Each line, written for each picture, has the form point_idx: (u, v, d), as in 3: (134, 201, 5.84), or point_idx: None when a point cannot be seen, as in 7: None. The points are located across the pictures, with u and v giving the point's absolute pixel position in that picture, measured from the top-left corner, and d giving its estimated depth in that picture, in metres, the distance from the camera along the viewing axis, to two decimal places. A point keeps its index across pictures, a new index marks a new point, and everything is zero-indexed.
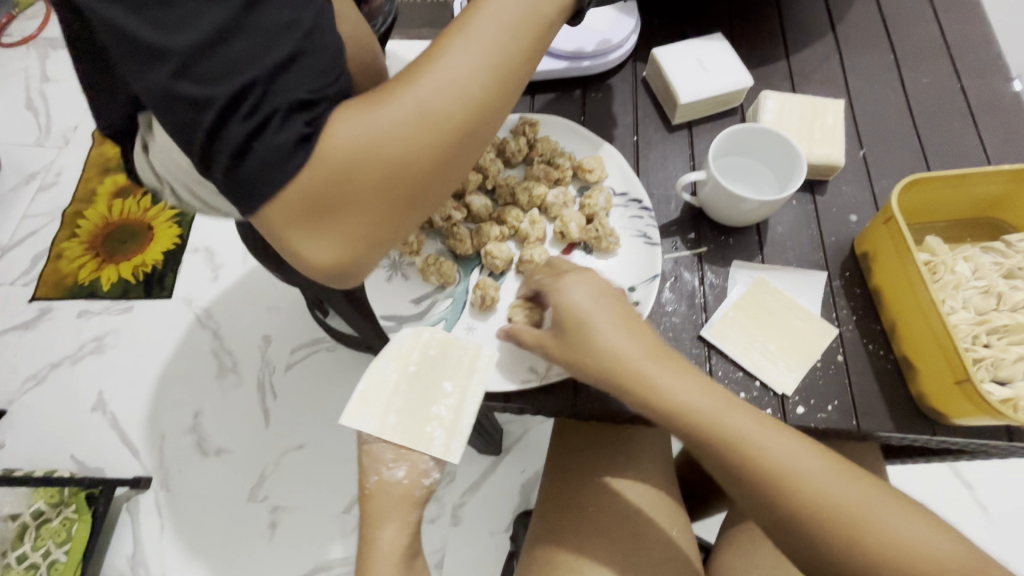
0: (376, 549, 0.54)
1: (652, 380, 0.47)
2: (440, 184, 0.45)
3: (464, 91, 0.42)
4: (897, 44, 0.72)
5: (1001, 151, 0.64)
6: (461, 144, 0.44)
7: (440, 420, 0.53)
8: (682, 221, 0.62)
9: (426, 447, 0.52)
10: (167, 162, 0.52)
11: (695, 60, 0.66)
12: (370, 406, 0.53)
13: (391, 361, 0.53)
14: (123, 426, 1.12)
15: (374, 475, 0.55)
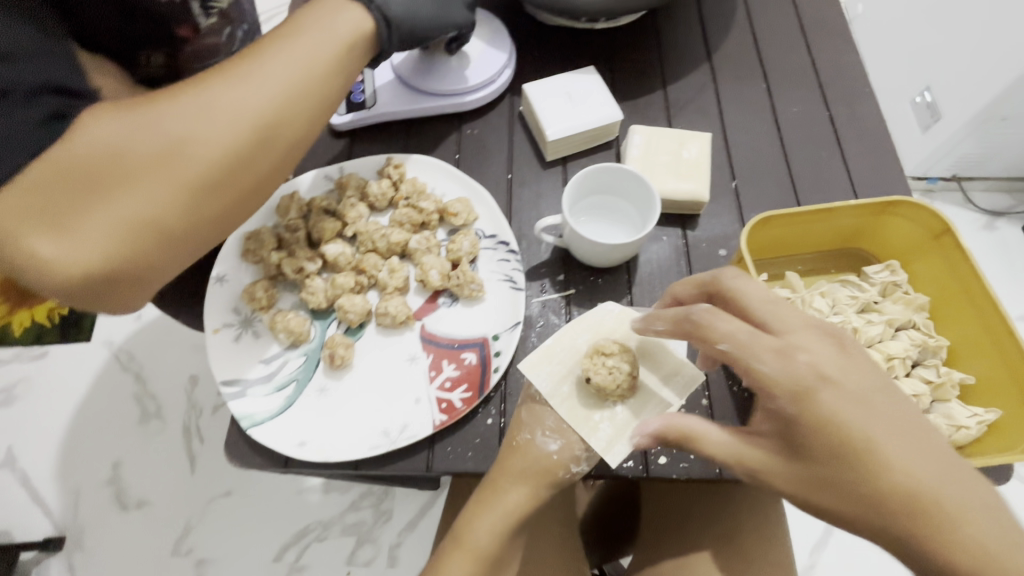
0: (478, 522, 0.49)
1: (862, 433, 0.35)
2: (223, 185, 0.44)
3: (253, 96, 0.44)
4: (770, 73, 0.72)
5: (867, 180, 0.65)
6: (248, 144, 0.44)
7: (623, 404, 0.47)
8: (551, 263, 0.60)
9: (586, 432, 0.46)
10: None
11: (564, 95, 0.65)
12: (551, 366, 0.49)
13: (589, 331, 0.49)
14: (32, 483, 1.17)
15: (529, 433, 0.50)
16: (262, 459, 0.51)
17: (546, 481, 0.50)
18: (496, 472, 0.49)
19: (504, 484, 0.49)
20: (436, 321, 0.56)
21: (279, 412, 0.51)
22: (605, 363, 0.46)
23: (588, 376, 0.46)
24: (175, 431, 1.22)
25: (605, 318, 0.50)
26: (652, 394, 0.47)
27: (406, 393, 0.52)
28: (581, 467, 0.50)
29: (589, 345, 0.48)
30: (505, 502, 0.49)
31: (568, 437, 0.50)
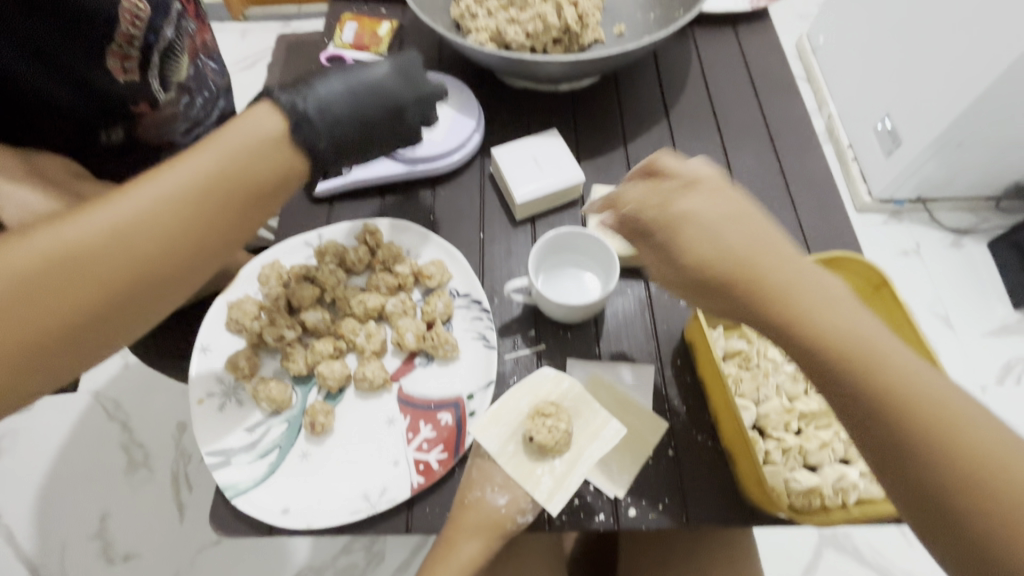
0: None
1: (843, 327, 0.37)
2: (61, 350, 0.37)
3: (113, 238, 0.38)
4: (724, 127, 0.76)
5: (818, 228, 0.69)
6: (94, 300, 0.38)
7: (562, 458, 0.48)
8: (522, 319, 0.63)
9: (530, 488, 0.48)
10: None
11: (530, 158, 0.69)
12: (497, 426, 0.50)
13: (529, 392, 0.51)
14: (18, 539, 1.17)
15: (479, 490, 0.51)
16: (246, 528, 0.52)
17: (498, 534, 0.51)
18: (449, 529, 0.51)
19: (458, 539, 0.51)
20: (413, 382, 0.59)
21: (262, 480, 0.53)
22: (545, 423, 0.48)
23: (530, 435, 0.48)
24: (164, 480, 1.22)
25: (544, 377, 0.52)
26: (589, 445, 0.49)
27: (384, 455, 0.55)
28: (529, 517, 0.52)
29: (530, 406, 0.50)
30: (460, 557, 0.50)
31: (515, 493, 0.51)
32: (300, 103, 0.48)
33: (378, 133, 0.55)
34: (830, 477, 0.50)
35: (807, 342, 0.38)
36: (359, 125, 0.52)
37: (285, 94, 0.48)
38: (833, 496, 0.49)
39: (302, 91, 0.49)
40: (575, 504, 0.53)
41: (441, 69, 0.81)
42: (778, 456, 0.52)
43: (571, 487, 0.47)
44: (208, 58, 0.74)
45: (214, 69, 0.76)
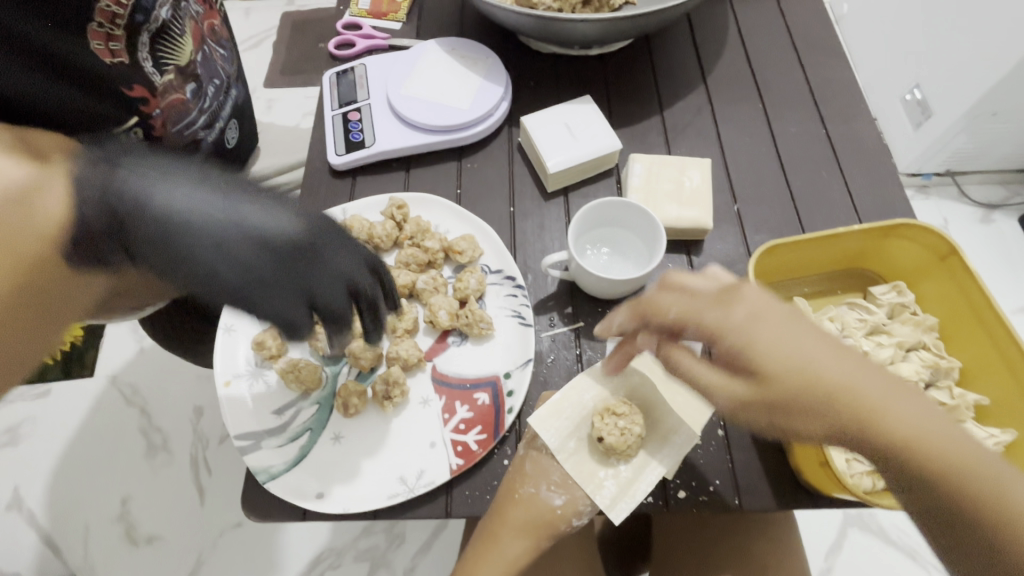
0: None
1: (845, 386, 0.37)
2: None
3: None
4: (765, 91, 0.72)
5: (868, 197, 0.65)
6: None
7: (628, 462, 0.49)
8: (559, 295, 0.60)
9: (592, 490, 0.48)
10: None
11: (562, 126, 0.66)
12: (559, 422, 0.50)
13: (596, 387, 0.51)
14: (41, 522, 1.17)
15: (533, 487, 0.48)
16: (280, 512, 0.50)
17: (547, 533, 0.49)
18: (495, 526, 0.49)
19: (505, 537, 0.48)
20: (448, 361, 0.57)
21: (295, 463, 0.51)
22: (618, 424, 0.48)
23: (601, 434, 0.48)
24: (183, 463, 1.23)
25: (612, 373, 0.52)
26: (658, 452, 0.49)
27: (421, 437, 0.52)
28: (583, 520, 0.49)
29: (598, 403, 0.50)
30: (505, 555, 0.48)
31: (573, 493, 0.49)
32: (121, 175, 0.37)
33: (227, 273, 0.40)
34: None
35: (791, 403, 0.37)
36: (205, 250, 0.39)
37: (119, 159, 0.38)
38: None
39: (134, 174, 0.37)
40: None
41: (463, 35, 0.77)
42: None
43: (637, 495, 0.48)
44: (217, 43, 0.73)
45: (223, 56, 0.76)
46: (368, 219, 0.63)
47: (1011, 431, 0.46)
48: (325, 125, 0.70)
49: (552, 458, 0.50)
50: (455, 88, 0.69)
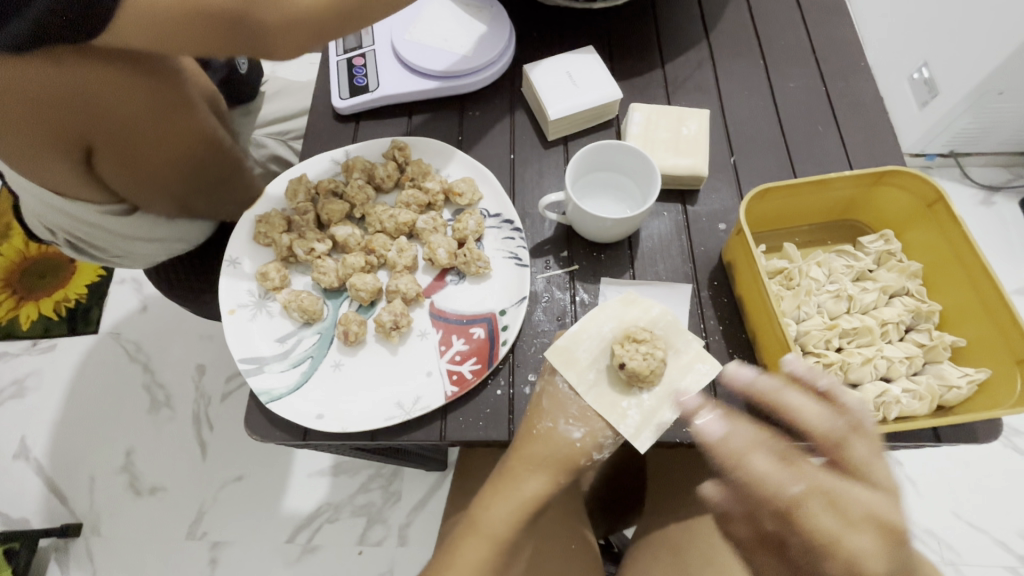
0: (495, 508, 0.51)
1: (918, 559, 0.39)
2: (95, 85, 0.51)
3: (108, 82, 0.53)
4: (767, 49, 0.72)
5: (865, 154, 0.66)
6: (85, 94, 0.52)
7: (651, 391, 0.50)
8: (555, 240, 0.62)
9: (616, 421, 0.50)
10: (66, 216, 0.61)
11: (565, 74, 0.66)
12: (581, 352, 0.52)
13: (615, 320, 0.53)
14: (46, 471, 1.21)
15: (551, 422, 0.51)
16: (280, 433, 0.52)
17: (567, 467, 0.51)
18: (514, 461, 0.51)
19: (524, 473, 0.51)
20: (445, 298, 0.58)
21: (296, 387, 0.53)
22: (638, 350, 0.49)
23: (622, 360, 0.49)
24: (186, 419, 1.26)
25: (631, 307, 0.54)
26: (682, 380, 0.51)
27: (417, 367, 0.54)
28: (603, 454, 0.51)
29: (618, 333, 0.52)
30: (522, 492, 0.51)
31: (592, 426, 0.51)
32: None
33: None
34: (871, 393, 0.49)
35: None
36: None
37: None
38: (874, 411, 0.48)
39: None
40: None
41: None
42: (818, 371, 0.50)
43: (660, 424, 0.49)
44: None
45: None
46: (370, 160, 0.64)
47: (984, 370, 0.48)
48: (329, 70, 0.70)
49: (570, 394, 0.51)
50: (459, 35, 0.70)
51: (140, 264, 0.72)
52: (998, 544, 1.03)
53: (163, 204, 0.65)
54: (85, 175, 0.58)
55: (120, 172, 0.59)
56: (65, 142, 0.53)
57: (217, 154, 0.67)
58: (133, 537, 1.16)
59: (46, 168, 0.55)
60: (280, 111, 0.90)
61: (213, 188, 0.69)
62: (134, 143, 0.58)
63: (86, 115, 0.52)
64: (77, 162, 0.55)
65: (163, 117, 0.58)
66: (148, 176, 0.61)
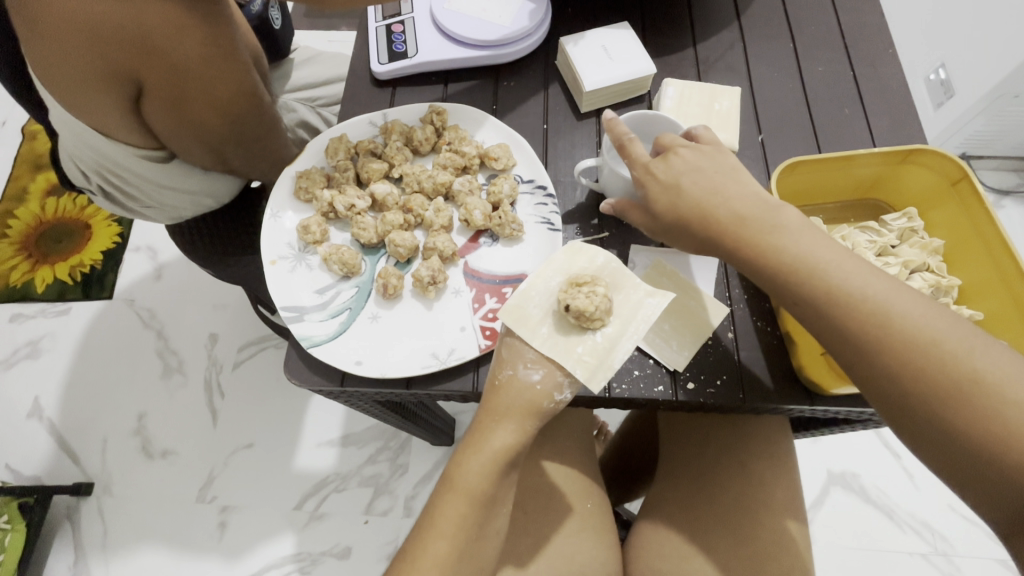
0: (467, 464, 0.51)
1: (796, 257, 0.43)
2: (151, 30, 0.51)
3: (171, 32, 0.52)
4: (797, 33, 0.74)
5: (889, 136, 0.67)
6: (144, 39, 0.51)
7: (603, 334, 0.51)
8: (586, 208, 0.63)
9: (572, 366, 0.50)
10: (96, 154, 0.63)
11: (601, 48, 0.68)
12: (530, 307, 0.52)
13: (561, 272, 0.53)
14: (59, 431, 1.23)
15: (510, 369, 0.52)
16: (320, 379, 0.54)
17: (531, 414, 0.51)
18: (482, 414, 0.52)
19: (490, 426, 0.52)
20: (479, 259, 0.60)
21: (336, 335, 0.55)
22: (581, 291, 0.50)
23: (567, 303, 0.50)
24: (198, 386, 1.28)
25: (577, 257, 0.54)
26: (634, 318, 0.51)
27: (452, 322, 0.56)
28: (565, 395, 0.51)
29: (564, 283, 0.52)
30: (492, 445, 0.51)
31: (549, 366, 0.51)
32: None
33: None
34: None
35: (849, 330, 0.41)
36: None
37: None
38: None
39: None
40: (634, 375, 0.55)
41: None
42: None
43: (614, 365, 0.49)
44: None
45: None
46: (408, 123, 0.66)
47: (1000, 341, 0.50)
48: (368, 36, 0.72)
49: (522, 340, 0.52)
50: (498, 6, 0.71)
51: (167, 218, 0.73)
52: (990, 536, 1.06)
53: (201, 153, 0.64)
54: (131, 117, 0.58)
55: (164, 117, 0.58)
56: (114, 80, 0.53)
57: (260, 110, 0.65)
58: (144, 499, 1.18)
59: (92, 105, 0.55)
60: (310, 80, 0.91)
61: (251, 143, 0.67)
62: (182, 96, 0.57)
63: (141, 59, 0.52)
64: (123, 102, 0.56)
65: (212, 67, 0.56)
66: (189, 125, 0.60)
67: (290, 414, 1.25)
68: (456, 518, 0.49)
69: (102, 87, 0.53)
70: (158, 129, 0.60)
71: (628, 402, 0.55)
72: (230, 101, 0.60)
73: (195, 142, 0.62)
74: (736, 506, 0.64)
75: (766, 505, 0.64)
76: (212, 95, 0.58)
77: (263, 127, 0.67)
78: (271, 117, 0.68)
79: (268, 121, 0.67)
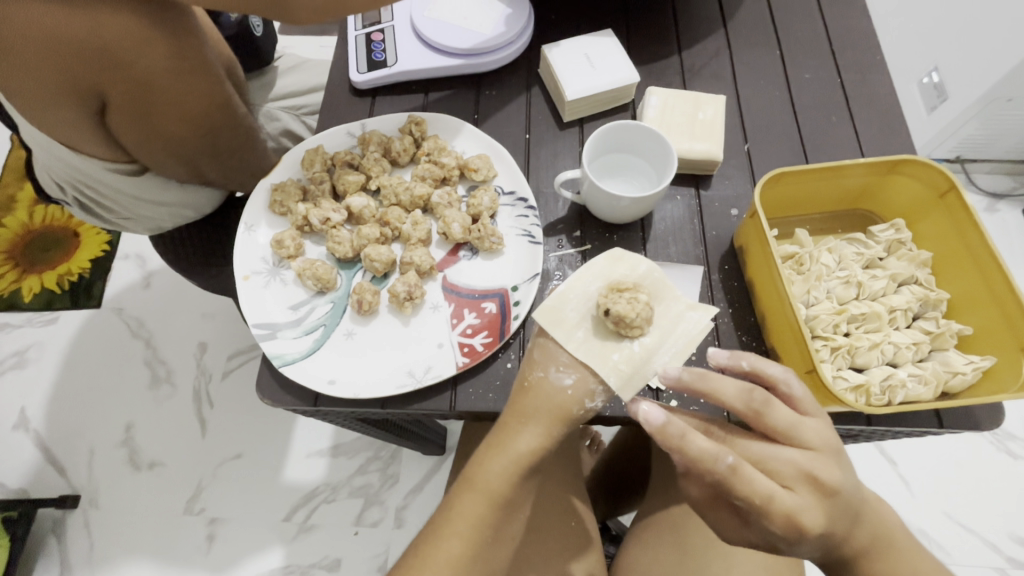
0: (488, 464, 0.50)
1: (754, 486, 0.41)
2: (113, 43, 0.49)
3: (135, 46, 0.51)
4: (784, 39, 0.73)
5: (877, 145, 0.66)
6: (108, 52, 0.50)
7: (641, 343, 0.49)
8: (568, 219, 0.62)
9: (606, 373, 0.48)
10: (66, 168, 0.61)
11: (583, 56, 0.66)
12: (566, 311, 0.50)
13: (601, 277, 0.51)
14: (45, 443, 1.21)
15: (541, 371, 0.50)
16: (293, 398, 0.53)
17: (560, 417, 0.49)
18: (508, 414, 0.51)
19: (516, 427, 0.50)
20: (458, 273, 0.59)
21: (309, 353, 0.53)
22: (623, 298, 0.48)
23: (606, 307, 0.48)
24: (186, 396, 1.26)
25: (617, 263, 0.52)
26: (673, 330, 0.49)
27: (429, 338, 0.55)
28: (596, 403, 0.49)
29: (603, 288, 0.50)
30: (517, 448, 0.49)
31: (583, 372, 0.49)
32: None
33: None
34: (877, 376, 0.50)
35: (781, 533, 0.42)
36: None
37: None
38: (880, 394, 0.49)
39: None
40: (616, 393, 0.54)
41: None
42: (826, 354, 0.51)
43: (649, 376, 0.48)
44: None
45: None
46: (386, 134, 0.65)
47: (990, 358, 0.49)
48: (347, 44, 0.71)
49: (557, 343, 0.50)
50: (479, 14, 0.70)
51: (145, 230, 0.71)
52: (987, 546, 1.04)
53: (174, 166, 0.63)
54: (99, 131, 0.57)
55: (133, 130, 0.57)
56: (79, 96, 0.51)
57: (234, 120, 0.64)
58: (131, 511, 1.16)
59: (57, 121, 0.54)
60: (294, 88, 0.90)
61: (226, 155, 0.66)
62: (150, 108, 0.56)
63: (105, 73, 0.51)
64: (89, 115, 0.54)
65: (180, 77, 0.55)
66: (161, 137, 0.59)
67: (278, 423, 1.23)
68: (472, 517, 0.49)
69: (66, 104, 0.52)
70: (127, 143, 0.59)
71: (611, 420, 0.53)
72: (201, 111, 0.59)
73: (167, 156, 0.61)
74: None
75: None
76: (181, 107, 0.57)
77: (237, 138, 0.66)
78: (246, 128, 0.67)
79: (243, 131, 0.66)
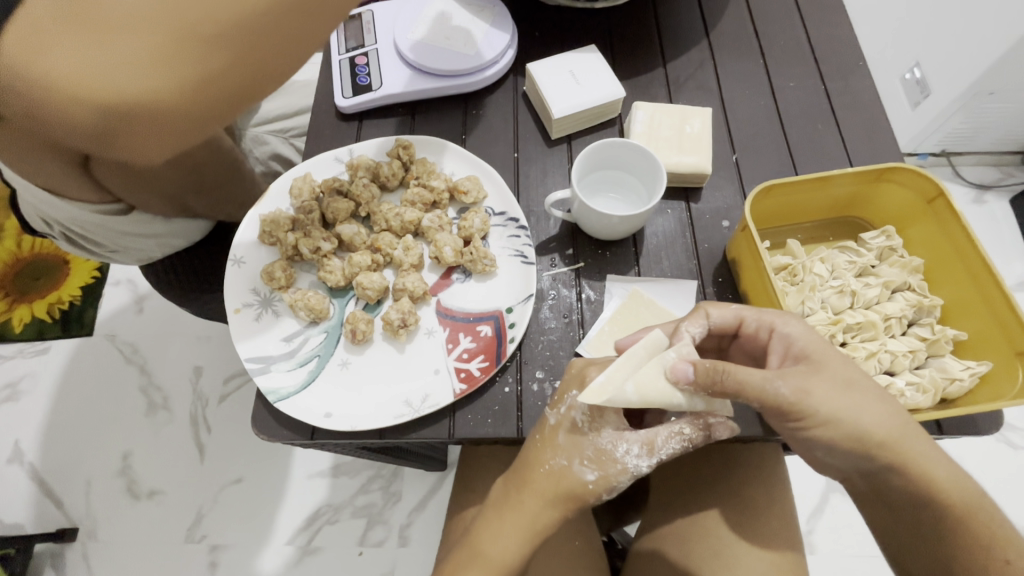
0: (498, 535, 0.48)
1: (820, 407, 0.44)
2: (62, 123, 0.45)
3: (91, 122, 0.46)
4: (766, 47, 0.73)
5: (864, 150, 0.66)
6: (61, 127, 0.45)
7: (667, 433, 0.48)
8: (560, 238, 0.62)
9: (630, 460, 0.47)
10: (48, 210, 0.61)
11: (568, 73, 0.67)
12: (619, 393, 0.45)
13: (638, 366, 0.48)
14: (41, 475, 1.19)
15: (565, 460, 0.47)
16: (288, 432, 0.52)
17: (576, 505, 0.48)
18: (525, 495, 0.48)
19: (533, 507, 0.47)
20: (452, 296, 0.58)
21: (304, 386, 0.53)
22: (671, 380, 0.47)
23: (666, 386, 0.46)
24: (183, 422, 1.24)
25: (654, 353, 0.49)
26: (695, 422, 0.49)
27: (426, 366, 0.55)
28: (613, 496, 0.48)
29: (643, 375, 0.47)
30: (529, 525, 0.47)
31: (607, 470, 0.47)
32: None
33: None
34: None
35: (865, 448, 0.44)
36: None
37: None
38: None
39: None
40: None
41: None
42: None
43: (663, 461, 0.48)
44: None
45: None
46: (374, 159, 0.64)
47: (986, 362, 0.49)
48: (331, 69, 0.70)
49: (583, 431, 0.48)
50: (462, 35, 0.70)
51: (134, 261, 0.71)
52: None
53: (159, 203, 0.64)
54: (81, 177, 0.56)
55: (114, 171, 0.57)
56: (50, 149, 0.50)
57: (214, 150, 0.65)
58: (131, 541, 1.14)
59: (35, 168, 0.53)
60: (280, 111, 0.89)
61: (212, 188, 0.68)
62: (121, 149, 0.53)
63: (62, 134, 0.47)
64: (69, 164, 0.53)
65: None
66: (144, 178, 0.59)
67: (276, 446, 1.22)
68: None
69: (41, 155, 0.51)
70: (107, 181, 0.58)
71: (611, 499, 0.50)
72: None
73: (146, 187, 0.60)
74: (729, 534, 0.62)
75: (763, 536, 0.62)
76: None
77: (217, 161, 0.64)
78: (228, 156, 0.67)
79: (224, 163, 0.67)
